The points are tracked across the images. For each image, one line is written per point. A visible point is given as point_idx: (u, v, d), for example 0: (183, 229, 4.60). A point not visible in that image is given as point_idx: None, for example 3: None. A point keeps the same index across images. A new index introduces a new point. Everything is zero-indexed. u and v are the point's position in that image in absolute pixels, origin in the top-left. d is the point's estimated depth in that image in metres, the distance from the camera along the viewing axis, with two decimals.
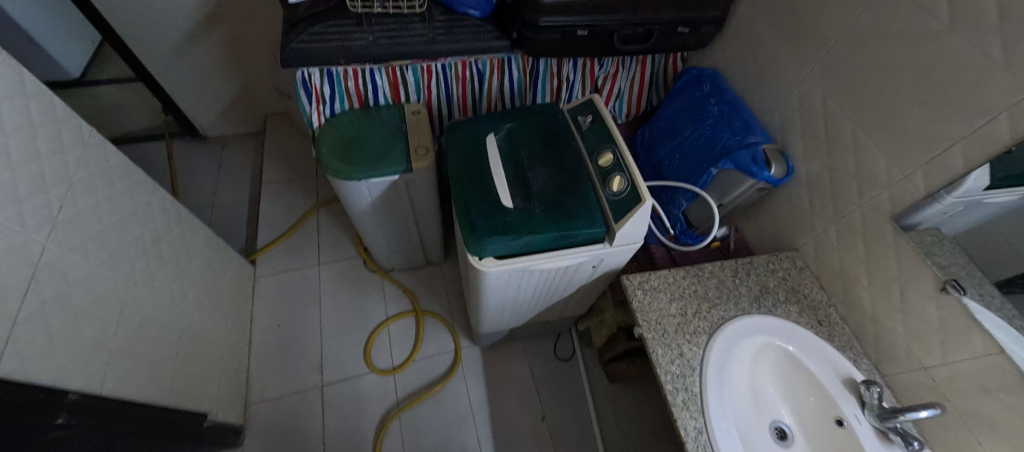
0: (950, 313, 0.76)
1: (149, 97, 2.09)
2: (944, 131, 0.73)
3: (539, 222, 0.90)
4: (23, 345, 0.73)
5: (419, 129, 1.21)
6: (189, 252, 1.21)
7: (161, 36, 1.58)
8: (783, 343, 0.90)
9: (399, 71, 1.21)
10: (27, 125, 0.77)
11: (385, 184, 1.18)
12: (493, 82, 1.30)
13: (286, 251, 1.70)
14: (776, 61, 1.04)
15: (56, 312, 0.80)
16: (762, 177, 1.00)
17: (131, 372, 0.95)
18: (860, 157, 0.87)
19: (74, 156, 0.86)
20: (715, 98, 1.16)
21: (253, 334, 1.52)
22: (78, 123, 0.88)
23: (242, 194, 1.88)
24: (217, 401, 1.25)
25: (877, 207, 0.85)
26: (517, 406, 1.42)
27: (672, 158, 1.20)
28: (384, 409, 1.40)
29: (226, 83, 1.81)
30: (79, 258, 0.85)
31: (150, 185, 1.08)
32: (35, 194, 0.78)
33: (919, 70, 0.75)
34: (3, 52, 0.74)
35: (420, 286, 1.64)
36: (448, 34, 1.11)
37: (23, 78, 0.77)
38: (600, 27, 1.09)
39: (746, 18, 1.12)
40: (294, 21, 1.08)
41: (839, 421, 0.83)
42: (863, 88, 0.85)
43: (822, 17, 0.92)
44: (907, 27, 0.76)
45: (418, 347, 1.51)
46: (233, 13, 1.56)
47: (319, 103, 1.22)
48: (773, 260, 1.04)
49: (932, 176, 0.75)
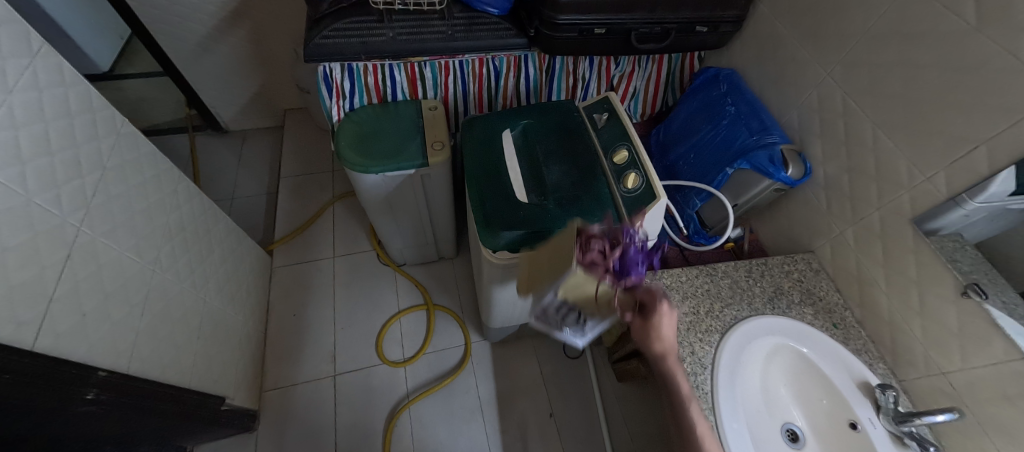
0: (971, 317, 0.75)
1: (173, 89, 2.14)
2: (968, 132, 0.72)
3: (553, 217, 0.91)
4: (58, 322, 0.77)
5: (436, 125, 1.23)
6: (211, 240, 1.24)
7: (188, 31, 1.62)
8: (797, 344, 0.90)
9: (417, 67, 1.23)
10: (65, 113, 0.81)
11: (402, 177, 1.20)
12: (509, 80, 1.31)
13: (302, 243, 1.73)
14: (796, 61, 1.03)
15: (89, 293, 0.83)
16: (778, 177, 0.99)
17: (156, 353, 0.98)
18: (881, 158, 0.86)
19: (107, 143, 0.90)
20: (732, 98, 1.16)
21: (269, 323, 1.55)
22: (112, 113, 0.91)
23: (261, 186, 1.93)
24: (235, 386, 1.28)
25: (897, 209, 0.84)
26: (527, 402, 1.43)
27: (687, 158, 1.20)
28: (395, 400, 1.42)
29: (249, 78, 1.85)
30: (110, 242, 0.89)
31: (176, 173, 1.11)
32: (71, 180, 0.81)
33: (942, 70, 0.75)
34: (45, 44, 0.77)
35: (432, 281, 1.66)
36: (467, 31, 1.13)
37: (62, 68, 0.81)
38: (617, 25, 1.09)
39: (766, 17, 1.11)
40: (317, 18, 1.11)
41: (852, 424, 0.82)
42: (884, 90, 0.84)
43: (844, 17, 0.91)
44: (932, 27, 0.76)
45: (429, 340, 1.53)
46: (257, 9, 1.59)
47: (339, 97, 1.24)
48: (788, 261, 1.04)
49: (955, 179, 0.74)
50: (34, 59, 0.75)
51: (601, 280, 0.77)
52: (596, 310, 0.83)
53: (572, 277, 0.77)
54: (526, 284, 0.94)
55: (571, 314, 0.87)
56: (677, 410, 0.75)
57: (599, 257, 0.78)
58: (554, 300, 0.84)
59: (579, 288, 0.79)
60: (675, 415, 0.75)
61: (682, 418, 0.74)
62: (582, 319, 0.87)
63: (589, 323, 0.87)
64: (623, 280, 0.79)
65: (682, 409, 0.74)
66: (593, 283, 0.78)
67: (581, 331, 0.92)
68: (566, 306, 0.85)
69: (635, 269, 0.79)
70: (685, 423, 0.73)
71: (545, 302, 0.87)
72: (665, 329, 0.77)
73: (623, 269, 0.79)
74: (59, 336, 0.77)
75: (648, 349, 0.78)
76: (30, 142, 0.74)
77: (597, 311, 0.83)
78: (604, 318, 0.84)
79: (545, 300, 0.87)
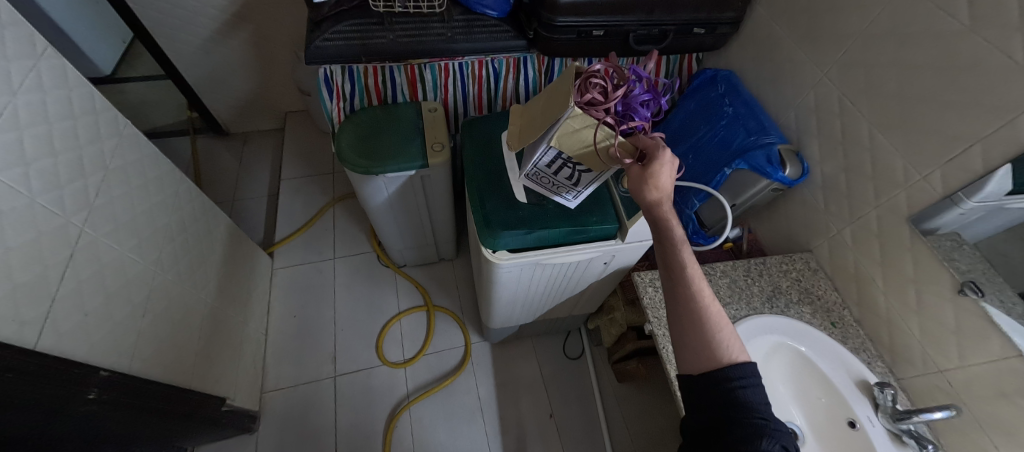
0: (969, 315, 0.75)
1: (174, 93, 2.15)
2: (964, 131, 0.72)
3: (552, 216, 0.93)
4: (60, 321, 0.77)
5: (435, 126, 1.23)
6: (213, 242, 1.25)
7: (189, 34, 1.63)
8: (795, 342, 0.91)
9: (417, 69, 1.25)
10: (68, 115, 0.81)
11: (402, 178, 1.20)
12: (509, 81, 1.32)
13: (302, 244, 1.73)
14: (793, 62, 1.04)
15: (91, 293, 0.83)
16: (776, 177, 1.00)
17: (157, 354, 0.98)
18: (877, 157, 0.86)
19: (110, 145, 0.90)
20: (729, 99, 1.16)
21: (270, 324, 1.55)
22: (114, 115, 0.92)
23: (262, 188, 1.93)
24: (235, 387, 1.29)
25: (894, 209, 0.85)
26: (528, 403, 1.43)
27: (685, 159, 1.21)
28: (395, 401, 1.42)
29: (250, 80, 1.86)
30: (113, 242, 0.89)
31: (178, 175, 1.11)
32: (74, 180, 0.82)
33: (937, 70, 0.75)
34: (48, 47, 0.78)
35: (432, 282, 1.67)
36: (466, 33, 1.14)
37: (66, 70, 0.82)
38: (616, 27, 1.10)
39: (763, 19, 1.12)
40: (318, 20, 1.12)
41: (851, 422, 0.83)
42: (880, 90, 0.85)
43: (840, 18, 0.92)
44: (927, 28, 0.76)
45: (430, 341, 1.53)
46: (258, 12, 1.60)
47: (340, 99, 1.26)
48: (786, 261, 1.04)
49: (951, 178, 0.75)
50: (37, 61, 0.76)
51: (600, 124, 0.65)
52: (592, 164, 0.73)
53: (565, 125, 0.64)
54: (516, 138, 0.78)
55: (564, 171, 0.78)
56: (671, 268, 0.68)
57: (598, 97, 0.64)
58: (546, 153, 0.72)
59: (575, 135, 0.67)
60: (670, 275, 0.68)
61: (679, 278, 0.67)
62: (576, 175, 0.78)
63: (584, 178, 0.79)
64: (625, 123, 0.68)
65: (678, 266, 0.67)
66: (589, 130, 0.66)
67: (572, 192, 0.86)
68: (560, 159, 0.74)
69: (639, 111, 0.67)
70: (682, 281, 0.67)
71: (537, 156, 0.73)
72: (664, 177, 0.69)
73: (625, 113, 0.68)
74: (61, 335, 0.77)
75: (642, 200, 0.71)
76: (34, 143, 0.75)
77: (595, 163, 0.73)
78: (600, 170, 0.75)
79: (537, 154, 0.73)
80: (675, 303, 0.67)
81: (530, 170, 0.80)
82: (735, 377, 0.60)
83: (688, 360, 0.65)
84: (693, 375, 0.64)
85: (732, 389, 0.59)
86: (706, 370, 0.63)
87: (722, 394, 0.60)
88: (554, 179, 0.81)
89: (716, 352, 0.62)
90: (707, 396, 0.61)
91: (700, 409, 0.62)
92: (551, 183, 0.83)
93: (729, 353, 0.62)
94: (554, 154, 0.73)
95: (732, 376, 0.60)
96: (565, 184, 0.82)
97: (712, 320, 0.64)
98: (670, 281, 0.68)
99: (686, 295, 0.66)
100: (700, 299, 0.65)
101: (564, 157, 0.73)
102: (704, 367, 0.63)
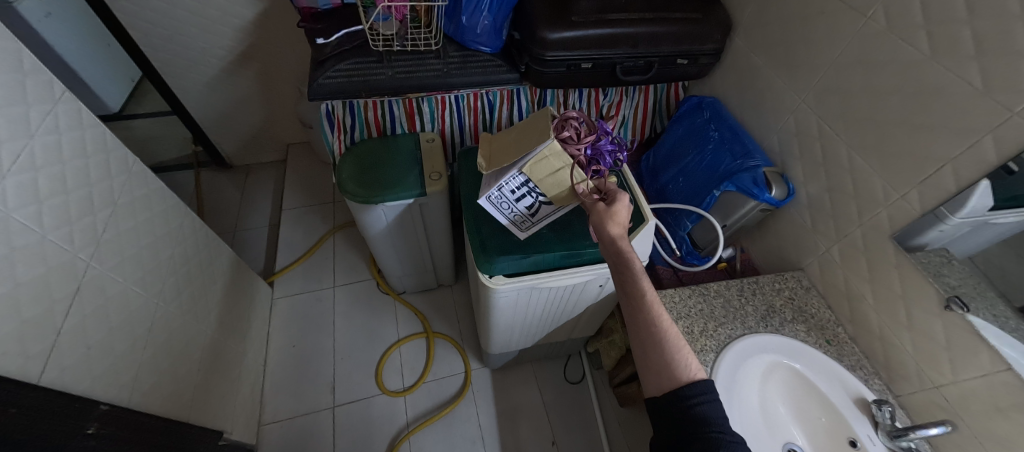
0: (957, 329, 0.77)
1: (180, 128, 2.20)
2: (935, 153, 0.76)
3: (548, 242, 0.96)
4: (64, 356, 0.79)
5: (432, 156, 1.27)
6: (215, 273, 1.27)
7: (196, 73, 1.69)
8: (790, 361, 0.91)
9: (415, 102, 1.30)
10: (81, 154, 0.85)
11: (401, 207, 1.23)
12: (503, 111, 1.37)
13: (303, 273, 1.75)
14: (772, 88, 1.09)
15: (95, 327, 0.85)
16: (762, 198, 1.03)
17: (156, 387, 0.99)
18: (858, 177, 0.90)
19: (119, 182, 0.93)
20: (715, 124, 1.21)
21: (269, 355, 1.55)
22: (123, 154, 0.95)
23: (264, 218, 1.97)
24: (233, 420, 1.28)
25: (877, 227, 0.87)
26: (529, 429, 1.42)
27: (677, 182, 1.25)
28: (395, 430, 1.41)
29: (254, 115, 1.92)
30: (118, 276, 0.91)
31: (182, 208, 1.15)
32: (84, 216, 0.84)
33: (905, 95, 0.80)
34: (65, 92, 0.82)
35: (432, 309, 1.68)
36: (462, 68, 1.19)
37: (81, 113, 0.86)
38: (604, 60, 1.15)
39: (743, 49, 1.17)
40: (321, 59, 1.17)
41: (852, 442, 0.83)
42: (855, 115, 0.89)
43: (813, 48, 0.97)
44: (892, 57, 0.81)
45: (429, 368, 1.53)
46: (262, 52, 1.67)
47: (341, 132, 1.31)
48: (778, 279, 1.06)
49: (927, 196, 0.78)
50: (56, 104, 0.80)
51: (574, 164, 0.76)
52: (555, 196, 0.81)
53: (544, 153, 0.74)
54: (488, 160, 0.85)
55: (524, 200, 0.83)
56: (631, 294, 0.71)
57: (573, 136, 0.77)
58: (513, 178, 0.78)
59: (546, 166, 0.75)
60: (631, 301, 0.71)
61: (640, 304, 0.69)
62: (536, 205, 0.84)
63: (543, 211, 0.85)
64: (593, 165, 0.80)
65: (637, 292, 0.70)
66: (562, 163, 0.75)
67: (524, 223, 0.89)
68: (524, 186, 0.80)
69: (604, 158, 0.81)
70: (643, 306, 0.69)
71: (505, 180, 0.78)
72: (621, 213, 0.76)
73: (593, 157, 0.81)
74: (64, 369, 0.78)
75: (603, 234, 0.76)
76: (47, 182, 0.78)
77: (558, 196, 0.81)
78: (562, 205, 0.83)
79: (504, 178, 0.78)
80: (636, 326, 0.69)
81: (491, 197, 0.82)
82: (695, 394, 0.62)
83: (650, 381, 0.67)
84: (656, 397, 0.65)
85: (692, 408, 0.61)
86: (666, 390, 0.64)
87: (682, 414, 0.62)
88: (512, 208, 0.85)
89: (676, 372, 0.64)
90: (668, 415, 0.63)
91: (663, 429, 0.64)
92: (507, 212, 0.86)
93: (688, 372, 0.64)
94: (520, 180, 0.79)
95: (692, 398, 0.62)
96: (523, 214, 0.87)
97: (672, 340, 0.66)
98: (632, 306, 0.70)
99: (646, 318, 0.68)
100: (658, 321, 0.68)
101: (528, 185, 0.79)
102: (665, 388, 0.65)
